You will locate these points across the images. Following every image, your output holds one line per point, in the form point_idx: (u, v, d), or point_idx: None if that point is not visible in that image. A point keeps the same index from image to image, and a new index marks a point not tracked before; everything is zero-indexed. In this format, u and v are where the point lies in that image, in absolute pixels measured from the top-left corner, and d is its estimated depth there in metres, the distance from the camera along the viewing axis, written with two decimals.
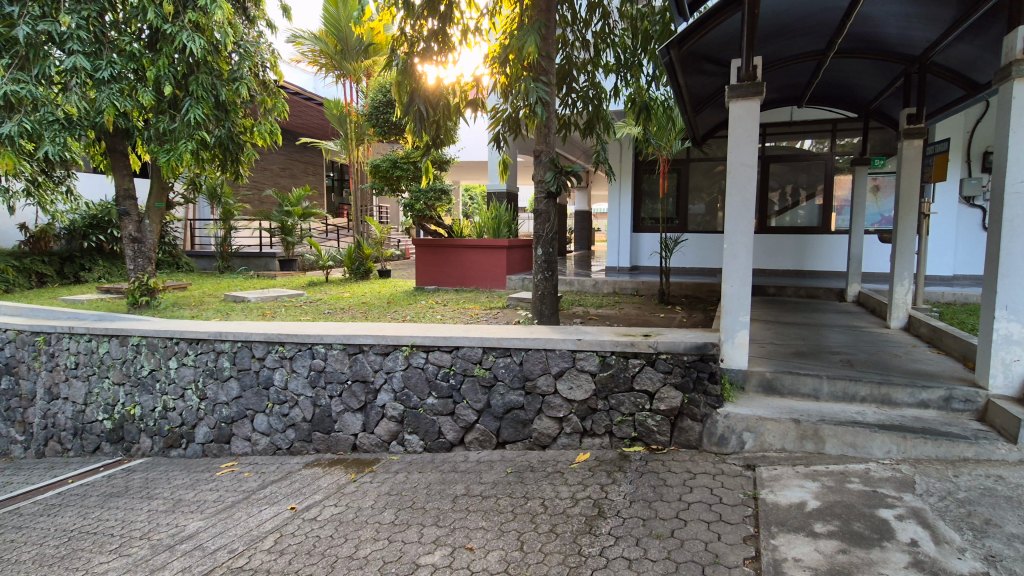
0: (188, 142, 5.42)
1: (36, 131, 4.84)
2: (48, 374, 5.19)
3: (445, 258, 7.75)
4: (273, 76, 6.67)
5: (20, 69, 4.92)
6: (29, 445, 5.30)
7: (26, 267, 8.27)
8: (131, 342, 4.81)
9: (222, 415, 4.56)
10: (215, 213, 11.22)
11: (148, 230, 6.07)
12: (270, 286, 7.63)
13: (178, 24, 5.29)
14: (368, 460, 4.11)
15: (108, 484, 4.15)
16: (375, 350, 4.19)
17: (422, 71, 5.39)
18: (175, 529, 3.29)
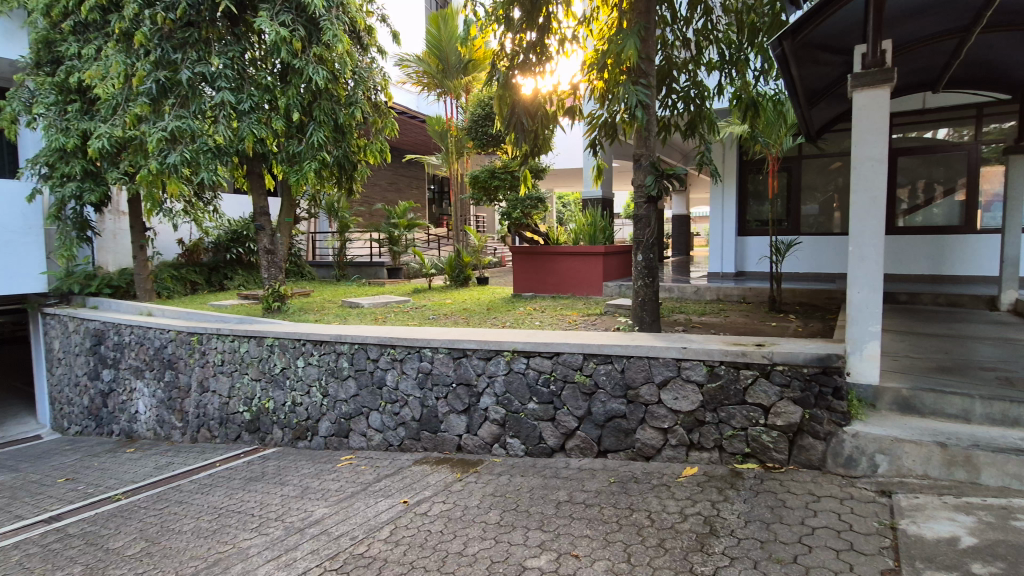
0: (312, 163, 6.03)
1: (194, 159, 5.61)
2: (200, 369, 5.95)
3: (542, 266, 7.82)
4: (385, 98, 7.08)
5: (182, 106, 5.72)
6: (186, 431, 6.11)
7: (183, 276, 9.60)
8: (266, 342, 5.39)
9: (341, 411, 4.94)
10: (332, 226, 12.29)
11: (279, 243, 6.71)
12: (381, 293, 8.18)
13: (305, 58, 5.89)
14: (472, 460, 4.24)
15: (248, 469, 4.66)
16: (478, 355, 4.33)
17: (522, 81, 5.52)
18: (304, 514, 3.61)
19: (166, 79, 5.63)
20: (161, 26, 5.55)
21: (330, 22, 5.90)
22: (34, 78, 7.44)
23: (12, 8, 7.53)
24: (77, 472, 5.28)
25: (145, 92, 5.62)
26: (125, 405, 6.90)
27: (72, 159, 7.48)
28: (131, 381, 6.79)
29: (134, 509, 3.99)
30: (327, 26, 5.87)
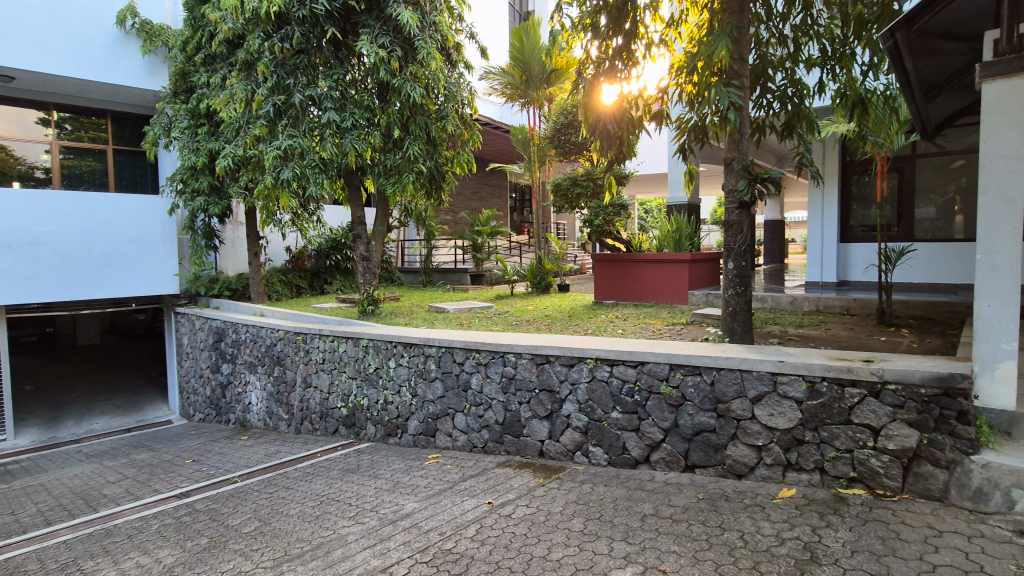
0: (407, 175, 6.42)
1: (304, 174, 6.15)
2: (304, 366, 6.47)
3: (625, 273, 7.71)
4: (471, 110, 7.34)
5: (293, 126, 6.29)
6: (291, 422, 6.67)
7: (289, 280, 10.51)
8: (362, 343, 5.76)
9: (429, 411, 5.16)
10: (420, 234, 12.91)
11: (373, 250, 7.15)
12: (465, 298, 8.46)
13: (402, 77, 6.29)
14: (554, 466, 4.27)
15: (345, 461, 4.99)
16: (561, 361, 4.36)
17: (608, 88, 5.51)
18: (396, 507, 3.81)
19: (281, 103, 6.22)
20: (278, 55, 6.13)
21: (424, 42, 6.25)
22: (172, 105, 8.49)
23: (156, 45, 8.78)
24: (202, 454, 5.92)
25: (264, 114, 6.24)
26: (240, 396, 7.65)
27: (201, 176, 8.45)
28: (245, 375, 7.52)
29: (248, 491, 4.41)
30: (422, 45, 6.21)
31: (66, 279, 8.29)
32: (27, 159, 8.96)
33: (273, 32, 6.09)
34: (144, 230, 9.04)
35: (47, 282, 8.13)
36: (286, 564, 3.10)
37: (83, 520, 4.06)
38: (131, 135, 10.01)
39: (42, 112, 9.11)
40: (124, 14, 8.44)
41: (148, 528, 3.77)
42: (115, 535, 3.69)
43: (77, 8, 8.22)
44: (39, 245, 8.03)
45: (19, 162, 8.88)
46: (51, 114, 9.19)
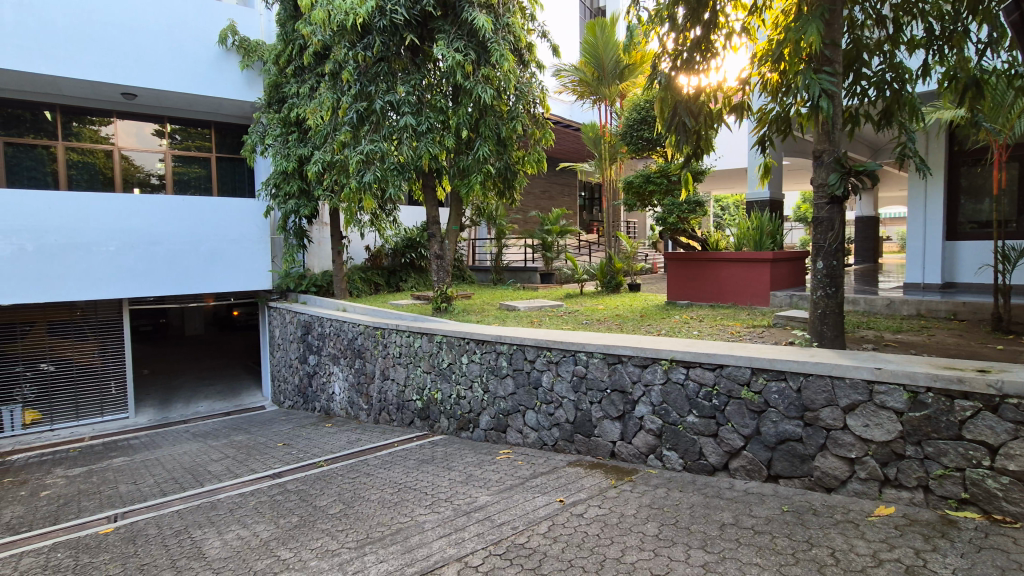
0: (479, 175, 6.56)
1: (384, 177, 6.45)
2: (382, 359, 6.79)
3: (700, 273, 7.43)
4: (543, 109, 7.36)
5: (374, 131, 6.62)
6: (370, 412, 7.02)
7: (368, 277, 11.05)
8: (436, 339, 5.95)
9: (500, 407, 5.24)
10: (491, 233, 13.14)
11: (447, 249, 7.36)
12: (535, 297, 8.52)
13: (474, 79, 6.42)
14: (627, 469, 4.19)
15: (421, 451, 5.19)
16: (634, 362, 4.28)
17: (685, 80, 5.33)
18: (469, 499, 3.90)
19: (363, 109, 6.57)
20: (361, 63, 6.47)
21: (497, 44, 6.33)
22: (266, 115, 9.16)
23: (252, 60, 9.50)
24: (292, 438, 6.37)
25: (348, 121, 6.61)
26: (325, 386, 8.15)
27: (292, 180, 9.07)
28: (329, 366, 8.00)
29: (333, 475, 4.68)
30: (495, 47, 6.30)
31: (177, 275, 9.20)
32: (145, 167, 10.02)
33: (357, 42, 6.42)
34: (243, 230, 9.79)
35: (161, 277, 9.08)
36: (368, 546, 3.26)
37: (192, 493, 4.49)
38: (231, 144, 10.90)
39: (157, 125, 10.11)
40: (225, 33, 9.20)
41: (246, 504, 4.11)
42: (218, 508, 4.05)
43: (188, 30, 9.08)
44: (156, 244, 8.98)
45: (138, 170, 9.96)
46: (165, 126, 10.19)
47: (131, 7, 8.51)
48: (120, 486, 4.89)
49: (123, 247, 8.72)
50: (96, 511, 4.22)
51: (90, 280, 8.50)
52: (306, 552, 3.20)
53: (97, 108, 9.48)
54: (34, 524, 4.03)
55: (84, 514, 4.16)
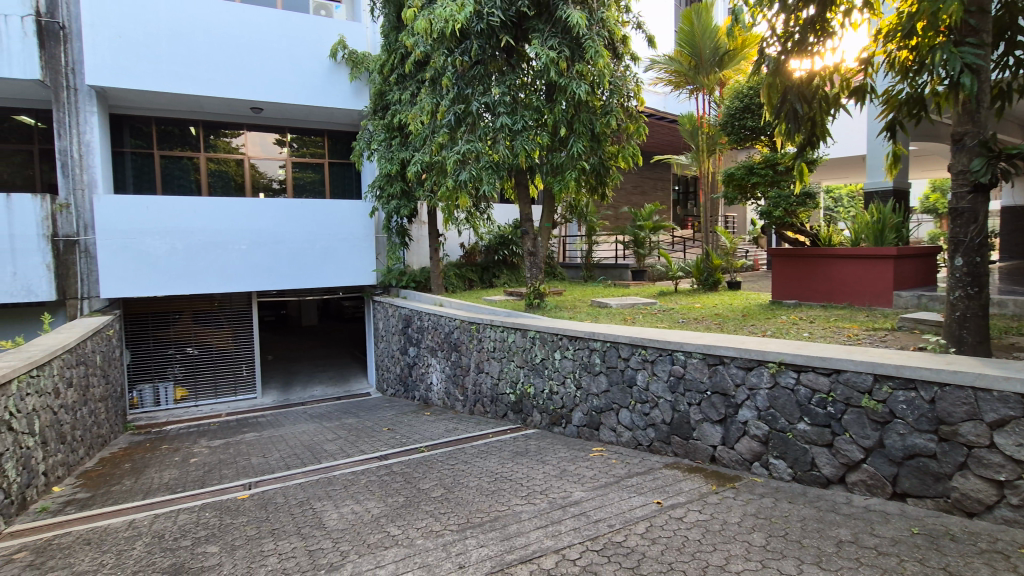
0: (573, 171, 6.57)
1: (480, 176, 6.67)
2: (477, 353, 7.03)
3: (811, 270, 6.90)
4: (637, 103, 7.23)
5: (471, 132, 6.87)
6: (465, 403, 7.31)
7: (463, 273, 11.47)
8: (529, 334, 6.05)
9: (594, 404, 5.22)
10: (582, 230, 13.10)
11: (540, 246, 7.47)
12: (628, 294, 8.37)
13: (568, 76, 6.40)
14: (728, 475, 4.01)
15: (515, 444, 5.31)
16: (737, 363, 4.08)
17: (796, 63, 4.95)
18: (564, 493, 3.93)
19: (461, 111, 6.85)
20: (459, 68, 6.74)
21: (592, 40, 6.29)
22: (372, 121, 9.76)
23: (360, 71, 10.15)
24: (395, 424, 6.79)
25: (447, 123, 6.92)
26: (423, 376, 8.59)
27: (395, 182, 9.63)
28: (428, 358, 8.42)
29: (433, 460, 4.93)
30: (590, 43, 6.26)
31: (294, 270, 10.10)
32: (267, 173, 11.11)
33: (455, 48, 6.69)
34: (352, 230, 10.55)
35: (282, 272, 10.02)
36: (469, 530, 3.40)
37: (311, 468, 4.94)
38: (341, 150, 11.77)
39: (278, 135, 11.16)
40: (336, 47, 9.92)
41: (358, 482, 4.45)
42: (334, 484, 4.42)
43: (305, 47, 9.91)
44: (279, 243, 9.95)
45: (262, 176, 11.05)
46: (285, 136, 11.22)
47: (257, 31, 9.48)
48: (252, 458, 5.50)
49: (253, 246, 9.76)
50: (235, 479, 4.78)
51: (226, 274, 9.61)
52: (413, 531, 3.41)
53: (230, 121, 10.65)
54: (187, 486, 4.65)
55: (226, 480, 4.73)
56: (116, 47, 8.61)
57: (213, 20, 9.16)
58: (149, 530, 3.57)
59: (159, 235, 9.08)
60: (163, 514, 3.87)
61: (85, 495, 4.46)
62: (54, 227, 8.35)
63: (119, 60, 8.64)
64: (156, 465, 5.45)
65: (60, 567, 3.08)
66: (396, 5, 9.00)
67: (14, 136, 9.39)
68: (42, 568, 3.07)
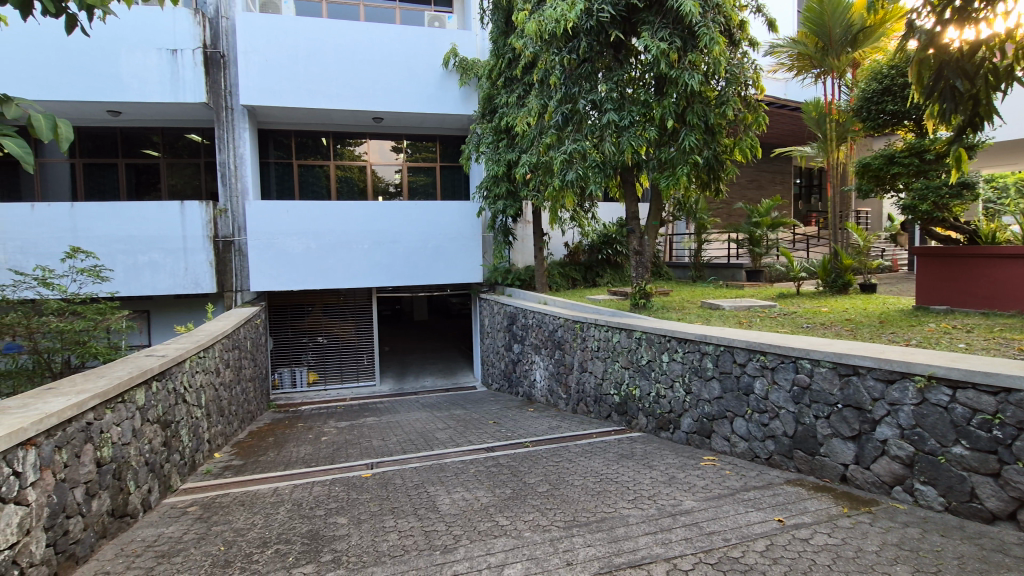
0: (684, 167, 6.30)
1: (586, 175, 6.65)
2: (580, 352, 7.02)
3: (969, 272, 5.98)
4: (756, 91, 6.76)
5: (578, 131, 6.87)
6: (568, 402, 7.33)
7: (566, 272, 11.48)
8: (635, 335, 5.91)
9: (705, 411, 4.98)
10: (691, 228, 12.56)
11: (646, 245, 7.27)
12: (743, 296, 7.86)
13: (680, 67, 6.15)
14: (864, 498, 3.60)
15: (620, 446, 5.23)
16: (874, 375, 3.64)
17: (954, 34, 4.30)
18: (674, 501, 3.78)
19: (568, 111, 6.87)
20: (567, 67, 6.75)
21: (706, 27, 5.99)
22: (481, 125, 10.11)
23: (470, 77, 10.52)
24: (500, 418, 6.99)
25: (555, 123, 6.99)
26: (527, 372, 8.76)
27: (501, 182, 9.88)
28: (531, 355, 8.56)
29: (538, 456, 5.01)
30: (704, 31, 5.97)
31: (406, 268, 10.76)
32: (385, 178, 11.97)
33: (564, 47, 6.71)
34: (461, 229, 11.01)
35: (395, 270, 10.72)
36: (576, 528, 3.40)
37: (425, 454, 5.25)
38: (452, 154, 12.34)
39: (395, 142, 11.96)
40: (448, 56, 10.40)
41: (467, 471, 4.65)
42: (446, 471, 4.66)
43: (419, 58, 10.51)
44: (395, 243, 10.67)
45: (380, 180, 11.93)
46: (401, 142, 12.00)
47: (377, 46, 10.23)
48: (373, 440, 5.97)
49: (373, 245, 10.56)
50: (359, 458, 5.22)
51: (350, 271, 10.50)
52: (521, 523, 3.49)
53: (354, 131, 11.60)
54: (320, 461, 5.18)
55: (351, 459, 5.19)
56: (263, 70, 9.76)
57: (341, 40, 10.03)
58: (290, 498, 4.03)
59: (295, 236, 10.15)
60: (301, 485, 4.34)
61: (239, 462, 5.14)
62: (216, 230, 9.67)
63: (263, 81, 9.77)
64: (294, 441, 6.12)
65: (222, 522, 3.58)
66: (505, 10, 9.23)
67: (186, 153, 11.02)
68: (208, 521, 3.59)
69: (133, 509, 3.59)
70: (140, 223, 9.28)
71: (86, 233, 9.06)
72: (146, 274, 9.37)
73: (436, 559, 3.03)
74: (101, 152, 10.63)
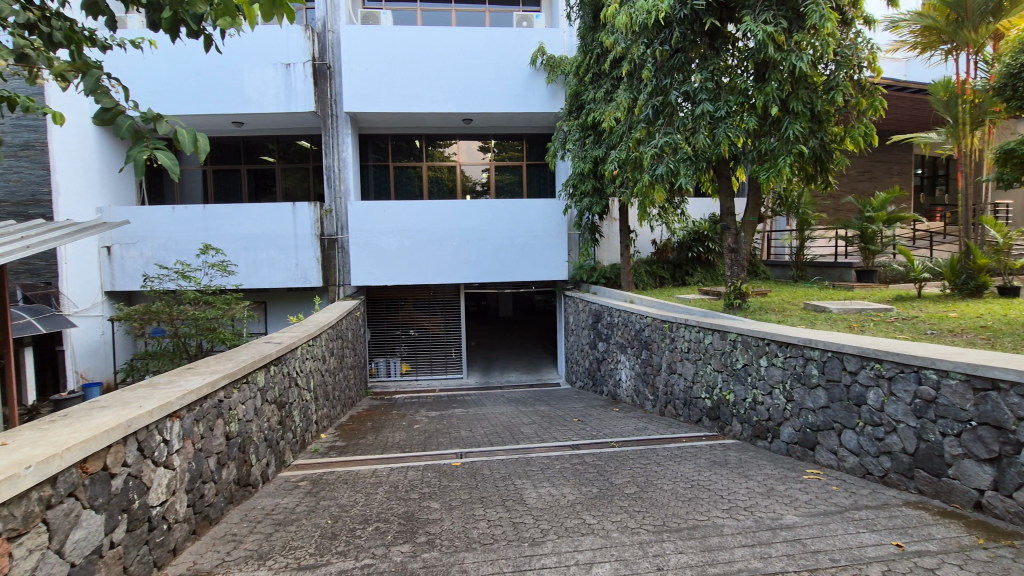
0: (789, 157, 5.87)
1: (677, 168, 6.43)
2: (669, 353, 6.81)
3: None
4: (872, 74, 6.15)
5: (669, 123, 6.64)
6: (655, 403, 7.13)
7: (654, 270, 11.14)
8: (729, 337, 5.63)
9: (808, 420, 4.63)
10: (793, 223, 11.73)
11: (742, 242, 6.89)
12: (853, 298, 7.21)
13: (785, 51, 5.75)
14: (1004, 530, 3.15)
15: (712, 452, 5.01)
16: (1019, 392, 3.16)
17: None
18: (774, 514, 3.56)
19: (659, 103, 6.67)
20: (659, 59, 6.57)
21: (815, 5, 5.54)
22: (567, 122, 10.08)
23: (557, 74, 10.51)
24: (585, 416, 6.95)
25: (644, 117, 6.82)
26: (612, 372, 8.63)
27: (587, 179, 9.78)
28: (617, 354, 8.43)
29: (625, 457, 4.93)
30: (813, 9, 5.54)
31: (492, 265, 11.00)
32: (473, 177, 12.31)
33: (655, 38, 6.53)
34: (546, 227, 11.06)
35: (481, 267, 10.99)
36: (666, 534, 3.31)
37: (512, 448, 5.35)
38: (538, 152, 12.42)
39: (483, 142, 12.25)
40: (537, 54, 10.45)
41: (553, 466, 4.68)
42: (532, 465, 4.73)
43: (509, 58, 10.65)
44: (482, 240, 10.94)
45: (468, 180, 12.30)
46: (488, 142, 12.27)
47: (468, 49, 10.53)
48: (462, 431, 6.19)
49: (461, 243, 10.90)
50: (449, 447, 5.44)
51: (439, 268, 10.91)
52: (609, 523, 3.46)
53: (445, 133, 12.04)
54: (413, 447, 5.45)
55: (442, 447, 5.42)
56: (364, 78, 10.40)
57: (434, 45, 10.44)
58: (388, 480, 4.28)
59: (389, 234, 10.73)
60: (397, 468, 4.60)
61: (342, 443, 5.55)
62: (322, 228, 10.45)
63: (362, 88, 10.40)
64: (389, 427, 6.49)
65: (329, 497, 3.89)
66: (593, 5, 9.12)
67: (297, 158, 12.02)
68: (317, 496, 3.92)
69: (255, 480, 3.99)
70: (257, 223, 10.26)
71: (214, 232, 10.16)
72: (263, 269, 10.35)
73: (524, 550, 3.09)
74: (226, 159, 11.88)
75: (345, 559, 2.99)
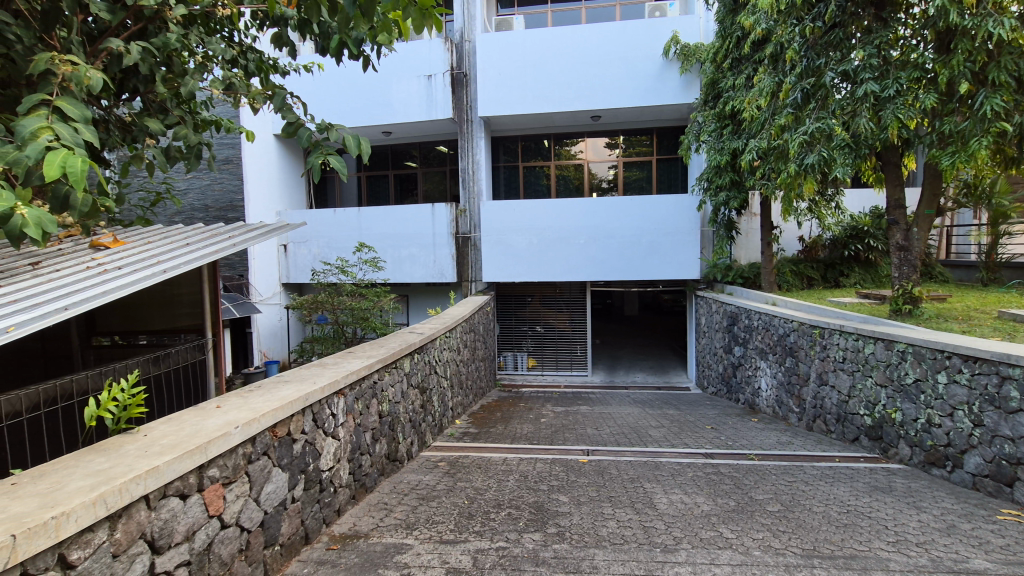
0: (983, 138, 4.90)
1: (831, 157, 5.78)
2: (820, 362, 6.16)
3: None
4: None
5: (821, 107, 6.01)
6: (801, 416, 6.50)
7: (801, 270, 10.13)
8: (897, 347, 4.93)
9: (1004, 451, 3.88)
10: (982, 216, 9.89)
11: (915, 238, 6.00)
12: None
13: (980, 13, 4.83)
14: None
15: (873, 476, 4.44)
16: None
17: None
18: (957, 556, 3.06)
19: (811, 86, 6.07)
20: (810, 37, 6.00)
21: None
22: (702, 113, 9.54)
23: (692, 63, 9.96)
24: (718, 424, 6.56)
25: (792, 102, 6.26)
26: (750, 379, 8.03)
27: (724, 173, 9.18)
28: (756, 360, 7.83)
29: (766, 472, 4.57)
30: None
31: (618, 262, 10.83)
32: (599, 174, 12.22)
33: (807, 15, 6.01)
34: (676, 224, 10.61)
35: (607, 264, 10.87)
36: (818, 560, 3.02)
37: (640, 450, 5.25)
38: (669, 145, 11.92)
39: (610, 138, 12.09)
40: (670, 45, 10.02)
41: (685, 473, 4.50)
42: (661, 469, 4.60)
43: (639, 50, 10.36)
44: (609, 237, 10.81)
45: (594, 177, 12.24)
46: (616, 138, 12.08)
47: (597, 45, 10.46)
48: (588, 428, 6.21)
49: (586, 241, 10.88)
50: (576, 443, 5.49)
51: (564, 266, 11.01)
52: (749, 540, 3.24)
53: (574, 132, 12.08)
54: (541, 440, 5.60)
55: (568, 443, 5.49)
56: (497, 83, 10.83)
57: (564, 45, 10.53)
58: (518, 469, 4.46)
59: (517, 232, 11.08)
60: (527, 459, 4.77)
61: (475, 430, 5.88)
62: (457, 227, 11.12)
63: (494, 92, 10.86)
64: (518, 418, 6.73)
65: (465, 479, 4.17)
66: None
67: (436, 162, 12.89)
68: (455, 477, 4.21)
69: (401, 456, 4.41)
70: (399, 223, 11.21)
71: (365, 231, 11.31)
72: (404, 265, 11.30)
73: (656, 555, 3.03)
74: (376, 166, 13.14)
75: (482, 539, 3.18)
